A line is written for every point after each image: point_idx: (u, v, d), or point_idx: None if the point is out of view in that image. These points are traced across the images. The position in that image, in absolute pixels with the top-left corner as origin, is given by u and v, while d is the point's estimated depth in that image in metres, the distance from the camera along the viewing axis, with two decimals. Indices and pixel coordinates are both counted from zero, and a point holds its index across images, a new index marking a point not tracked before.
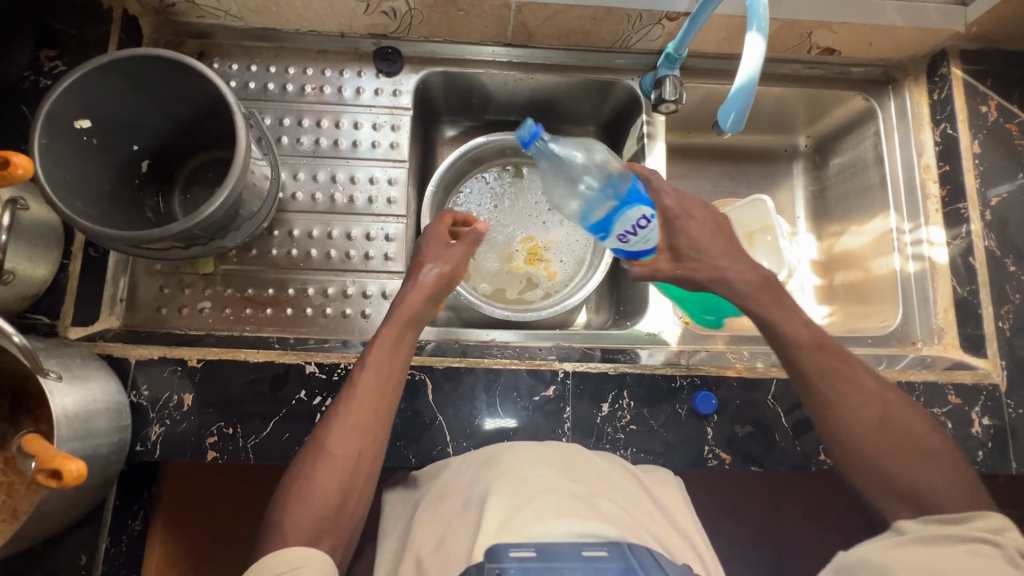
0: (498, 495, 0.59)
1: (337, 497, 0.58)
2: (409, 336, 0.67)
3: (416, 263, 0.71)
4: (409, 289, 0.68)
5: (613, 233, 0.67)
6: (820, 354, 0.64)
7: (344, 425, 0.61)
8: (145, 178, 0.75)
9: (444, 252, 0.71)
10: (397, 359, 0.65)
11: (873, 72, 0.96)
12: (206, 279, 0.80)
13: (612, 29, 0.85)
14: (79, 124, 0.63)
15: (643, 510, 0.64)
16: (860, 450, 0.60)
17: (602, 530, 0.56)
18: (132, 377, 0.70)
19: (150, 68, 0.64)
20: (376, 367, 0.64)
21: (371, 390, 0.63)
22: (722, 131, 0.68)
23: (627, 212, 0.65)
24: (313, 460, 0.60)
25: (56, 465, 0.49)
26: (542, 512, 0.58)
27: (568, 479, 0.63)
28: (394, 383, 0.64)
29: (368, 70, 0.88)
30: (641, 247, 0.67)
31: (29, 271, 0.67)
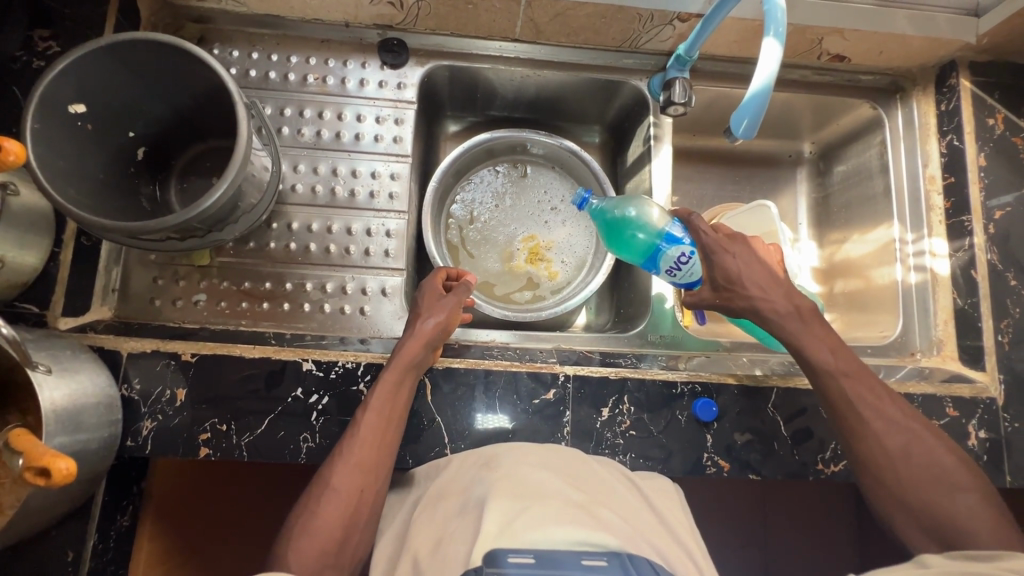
0: (497, 499, 0.59)
1: (341, 532, 0.58)
2: (410, 379, 0.68)
3: (412, 314, 0.72)
4: (406, 337, 0.69)
5: (659, 270, 0.74)
6: (845, 379, 0.65)
7: (346, 462, 0.62)
8: (140, 165, 0.73)
9: (439, 303, 0.72)
10: (399, 401, 0.67)
11: (882, 81, 0.95)
12: (201, 271, 0.78)
13: (623, 29, 0.83)
14: (73, 108, 0.61)
15: (642, 517, 0.64)
16: (882, 475, 0.62)
17: (602, 539, 0.55)
18: (124, 370, 0.68)
19: (149, 53, 0.62)
20: (377, 410, 0.65)
21: (371, 432, 0.64)
22: (735, 138, 0.67)
23: (667, 250, 0.72)
24: (318, 496, 0.60)
25: (45, 463, 0.47)
26: (542, 518, 0.57)
27: (568, 486, 0.63)
28: (394, 424, 0.66)
29: (372, 61, 0.86)
30: (687, 279, 0.73)
31: (19, 258, 0.65)
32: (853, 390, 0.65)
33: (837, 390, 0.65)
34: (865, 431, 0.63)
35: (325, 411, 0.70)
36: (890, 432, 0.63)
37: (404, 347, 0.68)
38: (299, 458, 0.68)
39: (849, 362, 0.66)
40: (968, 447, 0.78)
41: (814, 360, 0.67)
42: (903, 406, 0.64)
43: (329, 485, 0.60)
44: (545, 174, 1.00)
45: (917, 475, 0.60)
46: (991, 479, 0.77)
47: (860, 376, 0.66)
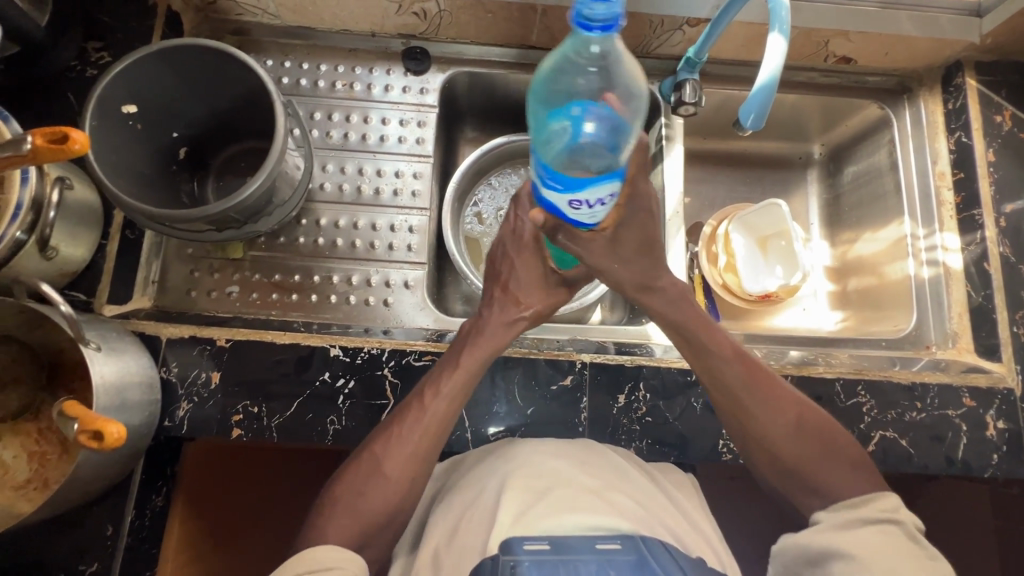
0: (514, 490, 0.62)
1: (389, 509, 0.63)
2: (484, 366, 0.69)
3: (504, 291, 0.72)
4: (492, 319, 0.70)
5: (570, 193, 0.51)
6: (738, 363, 0.67)
7: (401, 444, 0.64)
8: (181, 164, 0.78)
9: (543, 269, 0.72)
10: (468, 388, 0.68)
11: (889, 82, 0.97)
12: (235, 264, 0.82)
13: (634, 34, 0.88)
14: (126, 109, 0.66)
15: (658, 501, 0.67)
16: (781, 458, 0.66)
17: (615, 522, 0.59)
18: (163, 354, 0.72)
19: (196, 58, 0.67)
20: (448, 397, 0.66)
21: (431, 419, 0.65)
22: (745, 125, 0.68)
23: (610, 178, 0.50)
24: (369, 476, 0.63)
25: (99, 426, 0.50)
26: (557, 505, 0.61)
27: (581, 471, 0.65)
28: (457, 409, 0.67)
29: (396, 68, 0.91)
30: (583, 219, 0.55)
31: (71, 249, 0.70)
32: (744, 376, 0.67)
33: (733, 377, 0.67)
34: (756, 417, 0.67)
35: (351, 394, 0.72)
36: (782, 414, 0.66)
37: (483, 336, 0.69)
38: (326, 440, 0.71)
39: (744, 354, 0.68)
40: (987, 437, 0.78)
41: (709, 343, 0.67)
42: (787, 388, 0.68)
43: (380, 471, 0.63)
44: None
45: (808, 452, 0.66)
46: (1012, 470, 0.77)
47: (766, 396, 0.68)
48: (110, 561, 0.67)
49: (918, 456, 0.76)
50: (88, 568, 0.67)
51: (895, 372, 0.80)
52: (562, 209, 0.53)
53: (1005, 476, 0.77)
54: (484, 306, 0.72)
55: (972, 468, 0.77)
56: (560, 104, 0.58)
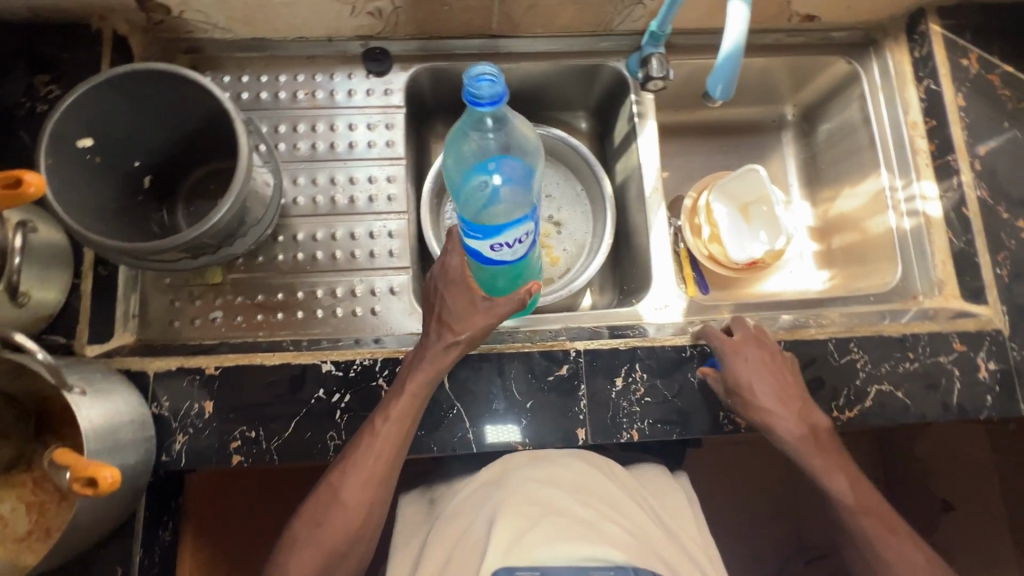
0: (509, 520, 0.70)
1: (344, 542, 0.65)
2: (419, 403, 0.68)
3: (439, 323, 0.69)
4: (432, 349, 0.69)
5: (489, 239, 0.60)
6: (809, 441, 0.72)
7: (350, 480, 0.66)
8: (147, 194, 0.76)
9: (472, 293, 0.69)
10: (406, 425, 0.68)
11: (855, 35, 0.97)
12: (215, 289, 0.81)
13: (595, 13, 0.87)
14: (81, 143, 0.64)
15: (641, 526, 0.76)
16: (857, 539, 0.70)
17: (608, 554, 0.67)
18: (152, 389, 0.71)
19: (148, 84, 0.64)
20: (386, 435, 0.67)
21: (385, 449, 0.66)
22: (712, 98, 0.68)
23: (518, 226, 0.60)
24: (325, 511, 0.66)
25: (91, 472, 0.49)
26: (548, 534, 0.69)
27: (577, 502, 0.74)
28: (398, 447, 0.67)
29: (358, 72, 0.89)
30: (503, 258, 0.64)
31: (43, 292, 0.68)
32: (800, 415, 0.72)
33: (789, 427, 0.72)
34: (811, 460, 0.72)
35: (348, 408, 0.72)
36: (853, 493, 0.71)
37: (424, 367, 0.68)
38: (327, 457, 0.71)
39: (827, 445, 0.72)
40: (980, 380, 0.79)
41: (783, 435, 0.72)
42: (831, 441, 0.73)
43: (338, 502, 0.66)
44: None
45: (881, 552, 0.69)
46: (1006, 408, 0.78)
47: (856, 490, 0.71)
48: None
49: (915, 406, 0.78)
50: None
51: (885, 326, 0.81)
52: (484, 251, 0.63)
53: (1000, 415, 0.78)
54: (422, 339, 0.71)
55: (967, 411, 0.78)
56: (477, 161, 0.67)
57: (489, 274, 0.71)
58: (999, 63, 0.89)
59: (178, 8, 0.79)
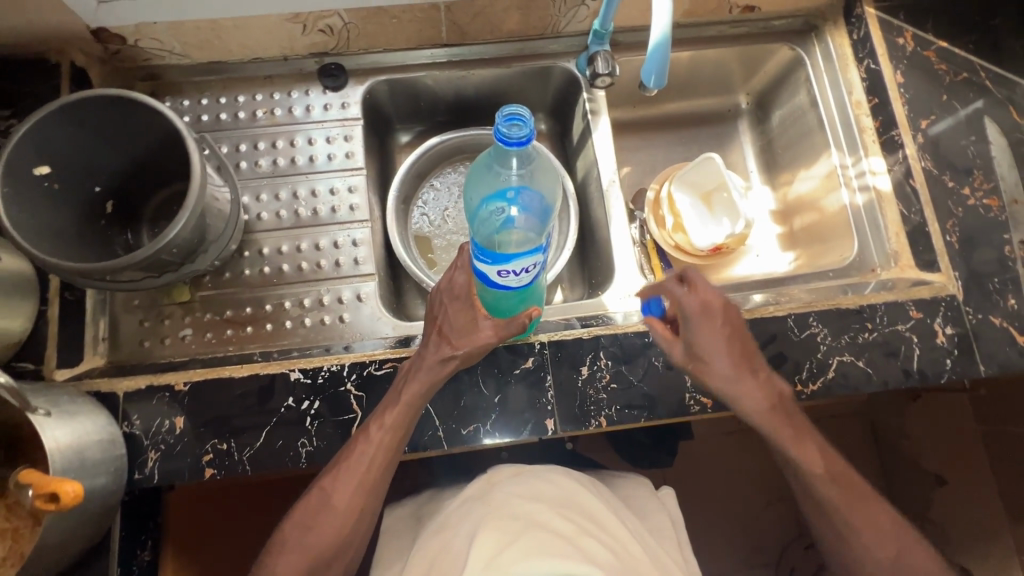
0: (486, 537, 0.66)
1: (334, 545, 0.67)
2: (414, 413, 0.70)
3: (440, 334, 0.71)
4: (429, 359, 0.70)
5: (498, 265, 0.59)
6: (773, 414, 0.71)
7: (342, 485, 0.68)
8: (111, 218, 0.77)
9: (474, 311, 0.71)
10: (400, 434, 0.69)
11: (795, 22, 1.00)
12: (184, 307, 0.82)
13: (541, 16, 0.89)
14: (39, 170, 0.66)
15: (632, 553, 0.69)
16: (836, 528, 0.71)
17: (585, 569, 0.61)
18: (123, 409, 0.71)
19: (101, 109, 0.66)
20: (380, 443, 0.68)
21: (378, 455, 0.68)
22: (649, 85, 0.71)
23: (528, 257, 0.59)
24: (315, 514, 0.68)
25: (52, 487, 0.50)
26: (527, 550, 0.63)
27: (559, 518, 0.70)
28: (391, 454, 0.69)
29: (315, 88, 0.91)
30: (508, 285, 0.63)
31: (9, 319, 0.69)
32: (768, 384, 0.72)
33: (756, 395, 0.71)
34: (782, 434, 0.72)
35: (318, 414, 0.73)
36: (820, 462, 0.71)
37: (421, 376, 0.70)
38: (300, 463, 0.72)
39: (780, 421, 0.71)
40: (938, 344, 0.81)
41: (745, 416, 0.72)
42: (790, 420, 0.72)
43: (329, 506, 0.68)
44: None
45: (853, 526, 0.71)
46: (966, 370, 0.80)
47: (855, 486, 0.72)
48: None
49: (876, 374, 0.79)
50: None
51: (843, 299, 0.83)
52: (492, 276, 0.62)
53: (960, 377, 0.80)
54: (419, 349, 0.72)
55: (928, 376, 0.79)
56: (496, 190, 0.64)
57: (493, 296, 0.68)
58: (934, 39, 0.93)
59: (133, 37, 0.81)
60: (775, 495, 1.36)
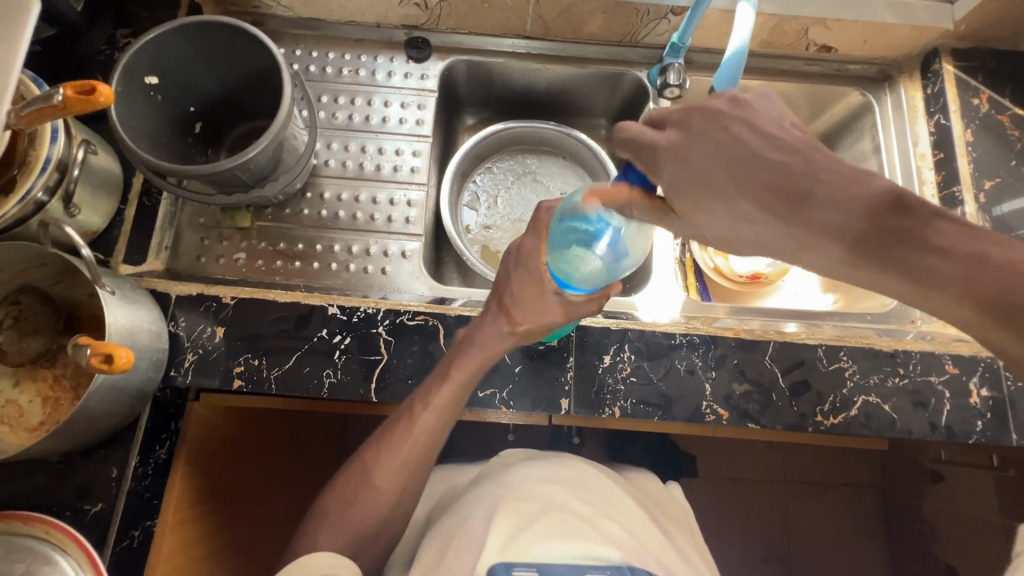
0: (505, 516, 0.67)
1: (375, 525, 0.69)
2: (464, 394, 0.71)
3: (499, 307, 0.73)
4: (486, 330, 0.72)
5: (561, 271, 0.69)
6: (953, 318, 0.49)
7: (387, 464, 0.70)
8: (196, 138, 0.83)
9: (542, 285, 0.71)
10: (448, 414, 0.71)
11: (870, 70, 1.01)
12: (242, 233, 0.87)
13: (622, 23, 0.94)
14: (147, 80, 0.72)
15: (651, 537, 0.74)
16: None
17: (606, 553, 0.64)
18: (172, 310, 0.76)
19: (212, 34, 0.72)
20: (427, 420, 0.70)
21: (425, 430, 0.70)
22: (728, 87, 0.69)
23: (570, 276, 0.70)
24: (357, 490, 0.70)
25: (109, 350, 0.54)
26: (548, 531, 0.65)
27: (574, 500, 0.72)
28: (438, 431, 0.71)
29: (399, 56, 0.97)
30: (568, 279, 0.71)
31: (93, 208, 0.76)
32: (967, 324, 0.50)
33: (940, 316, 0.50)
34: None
35: (347, 350, 0.76)
36: None
37: (473, 349, 0.71)
38: (321, 393, 0.74)
39: None
40: (970, 404, 0.78)
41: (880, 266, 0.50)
42: None
43: (370, 482, 0.70)
44: (554, 163, 1.10)
45: None
46: (997, 436, 0.78)
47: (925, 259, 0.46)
48: (115, 500, 0.71)
49: (901, 421, 0.78)
50: (92, 508, 0.70)
51: (878, 340, 0.82)
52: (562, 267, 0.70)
53: (990, 442, 0.78)
54: (477, 323, 0.74)
55: (956, 434, 0.77)
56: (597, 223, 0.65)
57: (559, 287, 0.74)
58: (1010, 105, 0.93)
59: None
60: (771, 550, 1.32)
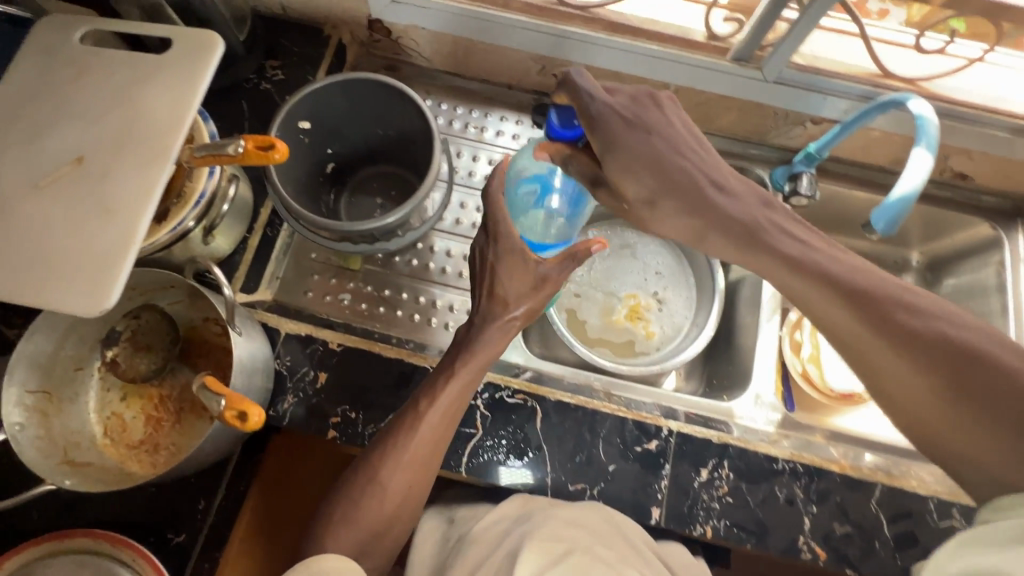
0: (532, 550, 0.63)
1: (380, 525, 0.65)
2: (468, 387, 0.70)
3: (488, 292, 0.74)
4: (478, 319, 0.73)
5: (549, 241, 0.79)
6: None
7: (395, 463, 0.66)
8: (327, 178, 0.85)
9: (522, 264, 0.73)
10: (455, 408, 0.69)
11: (1004, 203, 0.97)
12: (350, 273, 0.87)
13: (756, 123, 0.92)
14: (301, 125, 0.74)
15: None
16: None
17: None
18: (279, 347, 0.77)
19: (371, 92, 0.74)
20: (431, 418, 0.67)
21: (437, 427, 0.67)
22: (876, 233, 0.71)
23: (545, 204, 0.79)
24: (362, 489, 0.65)
25: (242, 408, 0.55)
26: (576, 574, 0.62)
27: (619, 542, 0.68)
28: (451, 426, 0.69)
29: (525, 119, 0.98)
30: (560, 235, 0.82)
31: (224, 236, 0.78)
32: None
33: None
34: None
35: None
36: None
37: (477, 349, 0.71)
38: None
39: None
40: None
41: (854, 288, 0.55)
42: None
43: (377, 481, 0.65)
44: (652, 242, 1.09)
45: None
46: None
47: (907, 328, 0.52)
48: (196, 534, 0.70)
49: None
50: (176, 538, 0.70)
51: None
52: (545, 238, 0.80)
53: None
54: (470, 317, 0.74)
55: None
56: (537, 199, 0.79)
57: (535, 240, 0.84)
58: None
59: (397, 34, 0.91)
60: None
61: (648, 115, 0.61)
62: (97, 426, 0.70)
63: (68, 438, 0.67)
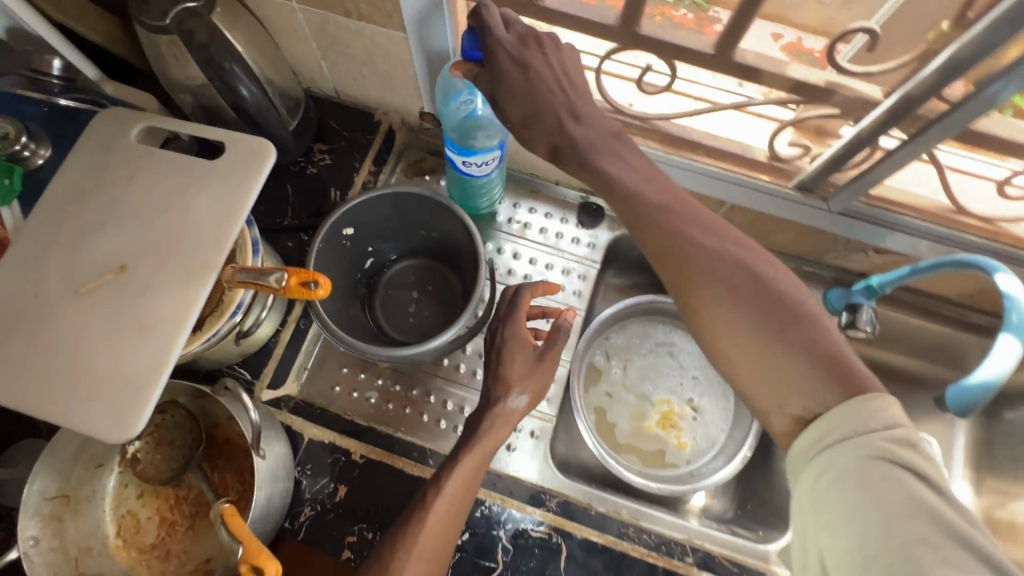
0: None
1: None
2: (479, 472, 0.63)
3: (495, 364, 0.67)
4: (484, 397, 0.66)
5: (463, 155, 0.75)
6: None
7: (405, 558, 0.55)
8: (365, 274, 0.83)
9: (523, 344, 0.67)
10: (468, 492, 0.61)
11: None
12: (377, 369, 0.83)
13: (814, 244, 0.88)
14: (344, 231, 0.73)
15: None
16: None
17: None
18: (302, 453, 0.75)
19: (421, 203, 0.73)
20: (444, 500, 0.59)
21: (448, 513, 0.59)
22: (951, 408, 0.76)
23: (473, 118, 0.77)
24: None
25: (259, 562, 0.53)
26: None
27: None
28: (462, 514, 0.60)
29: (570, 217, 0.95)
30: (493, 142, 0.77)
31: (257, 334, 0.76)
32: None
33: None
34: None
35: (462, 548, 0.73)
36: None
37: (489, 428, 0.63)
38: None
39: None
40: None
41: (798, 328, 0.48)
42: None
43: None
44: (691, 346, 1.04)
45: None
46: None
47: (818, 348, 0.47)
48: None
49: None
50: None
51: None
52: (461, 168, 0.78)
53: None
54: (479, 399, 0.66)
55: None
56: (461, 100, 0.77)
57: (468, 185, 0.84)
58: None
59: None
60: None
61: (529, 56, 0.56)
62: (111, 525, 0.69)
63: (81, 544, 0.66)
